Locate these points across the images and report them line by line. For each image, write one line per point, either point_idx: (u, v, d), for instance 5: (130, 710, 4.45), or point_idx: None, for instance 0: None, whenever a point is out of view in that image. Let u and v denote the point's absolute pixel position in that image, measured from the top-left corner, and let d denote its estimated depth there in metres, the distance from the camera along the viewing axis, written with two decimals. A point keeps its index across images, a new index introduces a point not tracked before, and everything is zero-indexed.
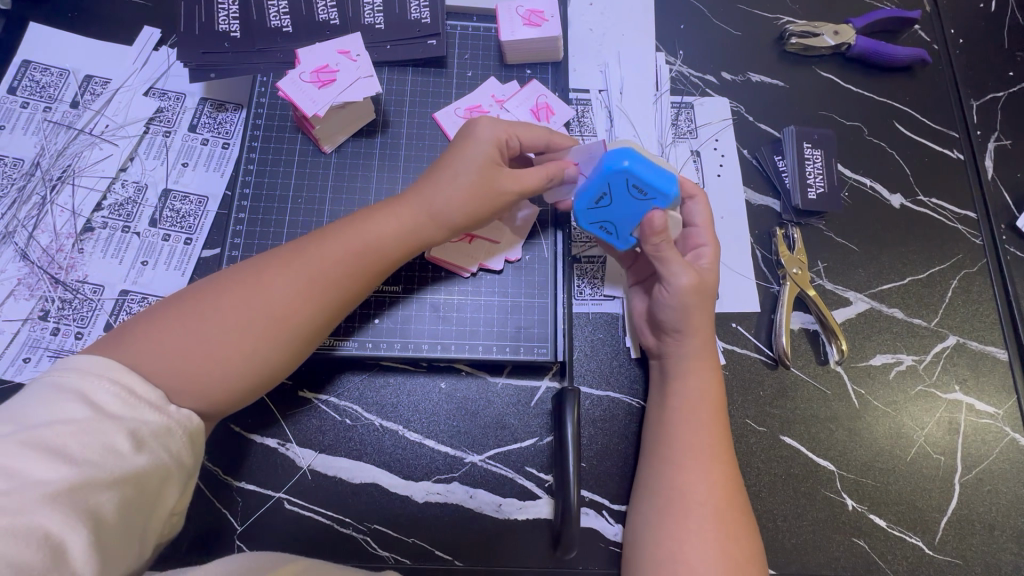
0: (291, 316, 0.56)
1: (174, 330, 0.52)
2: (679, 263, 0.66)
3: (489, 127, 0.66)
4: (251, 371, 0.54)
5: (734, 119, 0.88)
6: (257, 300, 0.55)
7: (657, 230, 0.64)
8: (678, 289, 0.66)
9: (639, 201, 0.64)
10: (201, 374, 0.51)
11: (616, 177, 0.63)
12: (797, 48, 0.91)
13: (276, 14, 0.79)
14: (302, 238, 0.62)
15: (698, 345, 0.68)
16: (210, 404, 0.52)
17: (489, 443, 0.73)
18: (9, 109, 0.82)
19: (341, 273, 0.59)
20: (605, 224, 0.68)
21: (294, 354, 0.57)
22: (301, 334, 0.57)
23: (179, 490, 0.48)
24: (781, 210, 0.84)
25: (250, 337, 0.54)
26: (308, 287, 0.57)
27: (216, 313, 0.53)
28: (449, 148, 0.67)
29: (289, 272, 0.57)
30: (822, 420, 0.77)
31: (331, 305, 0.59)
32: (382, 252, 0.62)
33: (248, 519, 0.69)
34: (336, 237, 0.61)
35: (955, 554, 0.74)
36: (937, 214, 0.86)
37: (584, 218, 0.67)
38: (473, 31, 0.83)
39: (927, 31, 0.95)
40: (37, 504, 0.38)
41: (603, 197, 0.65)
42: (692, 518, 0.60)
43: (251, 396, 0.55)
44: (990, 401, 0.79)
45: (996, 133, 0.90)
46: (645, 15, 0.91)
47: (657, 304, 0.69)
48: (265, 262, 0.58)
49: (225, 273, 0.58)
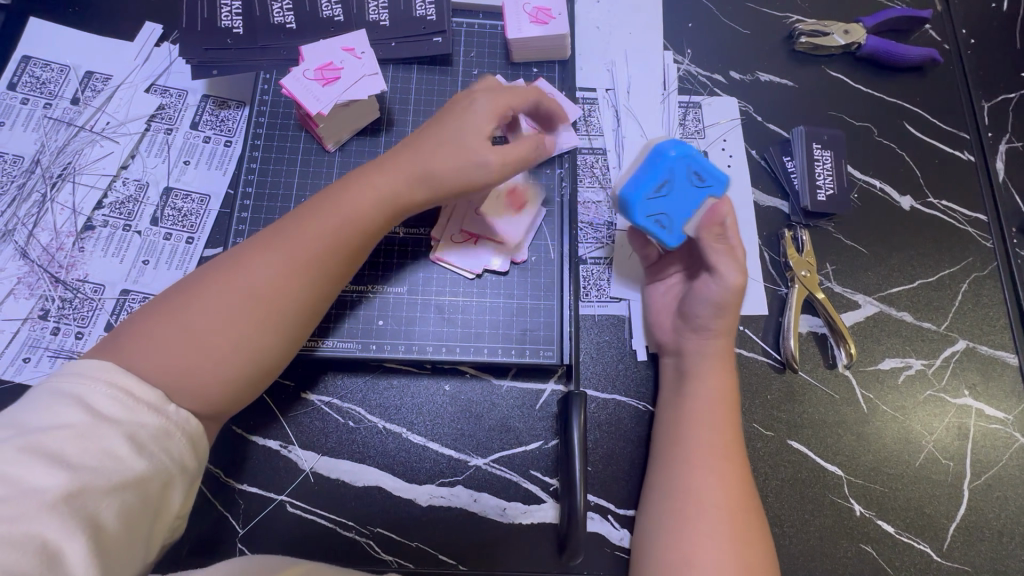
0: (280, 297, 0.55)
1: (164, 328, 0.51)
2: (729, 258, 0.67)
3: (483, 100, 0.65)
4: (247, 359, 0.53)
5: (742, 119, 0.87)
6: (240, 283, 0.54)
7: (716, 221, 0.66)
8: (727, 286, 0.67)
9: (697, 191, 0.65)
10: (196, 370, 0.50)
11: (677, 165, 0.64)
12: (806, 47, 0.90)
13: (279, 10, 0.77)
14: (284, 219, 0.61)
15: (720, 346, 0.68)
16: (212, 399, 0.51)
17: (494, 446, 0.72)
18: (9, 105, 0.81)
19: (328, 251, 0.59)
20: (660, 216, 0.65)
21: (287, 339, 0.56)
22: (292, 319, 0.56)
23: (182, 494, 0.47)
24: (790, 212, 0.83)
25: (238, 324, 0.53)
26: (293, 269, 0.56)
27: (204, 305, 0.52)
28: (433, 122, 0.66)
29: (275, 255, 0.56)
30: (830, 424, 0.76)
31: (318, 280, 0.58)
32: (365, 230, 0.61)
33: (250, 523, 0.68)
34: (315, 218, 0.60)
35: (964, 561, 0.73)
36: (947, 217, 0.85)
37: (641, 210, 0.65)
38: (479, 28, 0.82)
39: (938, 30, 0.94)
40: (36, 512, 0.38)
41: (663, 185, 0.65)
42: (707, 522, 0.59)
43: (251, 389, 0.55)
44: (1000, 406, 0.78)
45: (1007, 134, 0.89)
46: (653, 14, 0.90)
47: (693, 299, 0.70)
48: (246, 249, 0.57)
49: (208, 264, 0.57)
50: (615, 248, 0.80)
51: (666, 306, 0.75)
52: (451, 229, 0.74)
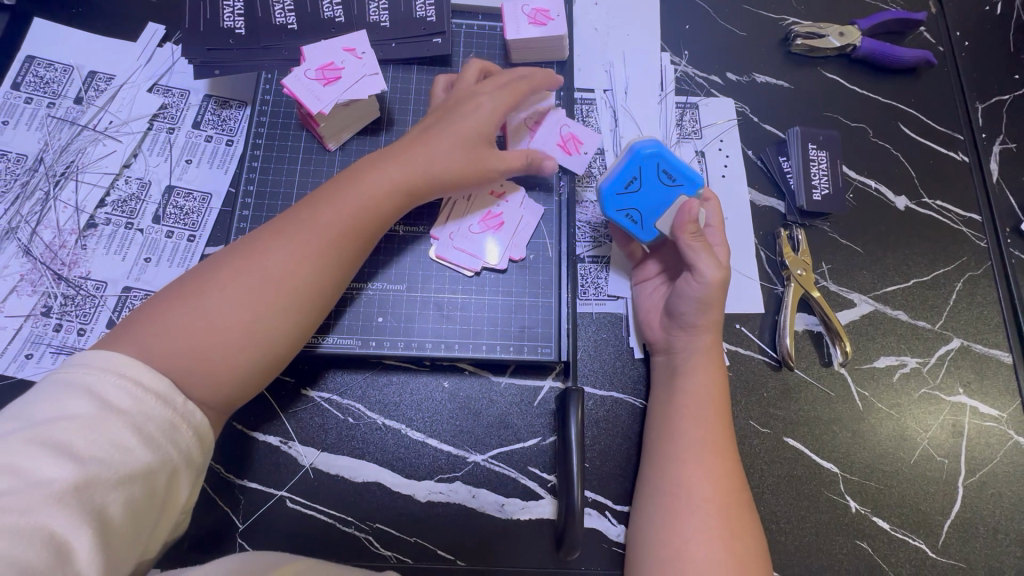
0: (293, 281, 0.56)
1: (178, 312, 0.52)
2: (707, 255, 0.67)
3: (488, 99, 0.69)
4: (259, 343, 0.54)
5: (739, 120, 0.88)
6: (255, 267, 0.55)
7: (690, 218, 0.68)
8: (706, 281, 0.67)
9: (666, 189, 0.71)
10: (206, 350, 0.51)
11: (647, 162, 0.71)
12: (802, 49, 0.91)
13: (280, 11, 0.78)
14: (297, 206, 0.62)
15: (709, 341, 0.69)
16: (223, 384, 0.51)
17: (493, 442, 0.73)
18: (13, 104, 0.81)
19: (341, 236, 0.60)
20: (631, 211, 0.71)
21: (298, 322, 0.57)
22: (303, 301, 0.57)
23: (188, 487, 0.47)
24: (786, 212, 0.84)
25: (251, 307, 0.54)
26: (305, 252, 0.58)
27: (217, 288, 0.54)
28: (441, 116, 0.69)
29: (289, 240, 0.58)
30: (825, 421, 0.77)
31: (331, 265, 0.59)
32: (376, 216, 0.63)
33: (250, 518, 0.69)
34: (327, 204, 0.61)
35: (958, 557, 0.73)
36: (941, 217, 0.86)
37: (612, 204, 0.71)
38: (478, 29, 0.83)
39: (932, 33, 0.95)
40: (42, 503, 0.38)
41: (633, 181, 0.71)
42: (697, 518, 0.60)
43: (263, 373, 0.55)
44: (994, 404, 0.79)
45: (1001, 135, 0.90)
46: (650, 16, 0.91)
47: (677, 297, 0.70)
48: (259, 236, 0.59)
49: (222, 251, 0.58)
50: (611, 247, 0.81)
51: (655, 305, 0.75)
52: (450, 228, 0.75)
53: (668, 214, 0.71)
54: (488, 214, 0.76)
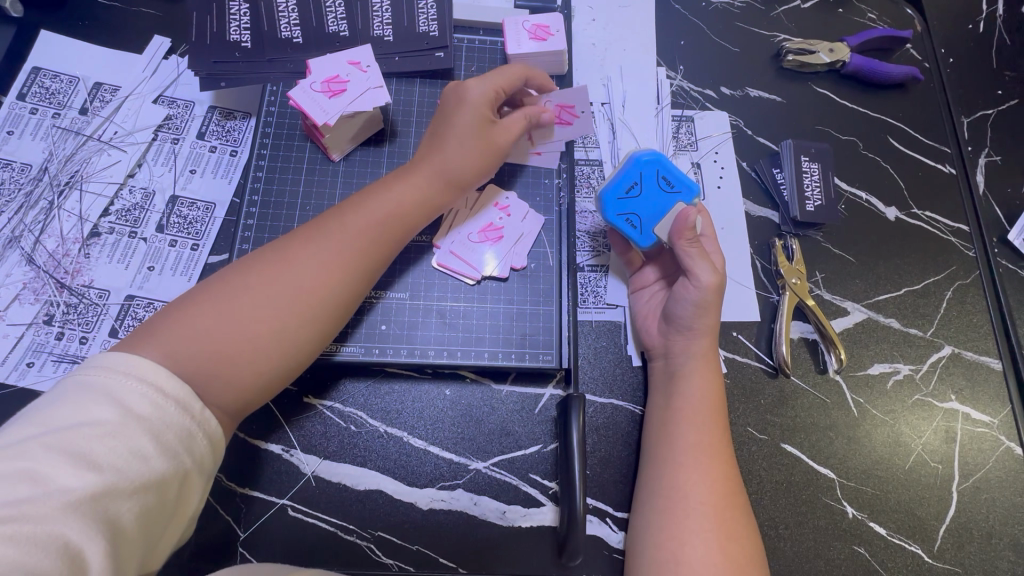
0: (320, 292, 0.57)
1: (206, 314, 0.52)
2: (704, 260, 0.70)
3: (477, 84, 0.71)
4: (281, 351, 0.55)
5: (733, 132, 0.90)
6: (283, 276, 0.56)
7: (688, 224, 0.70)
8: (702, 286, 0.69)
9: (667, 195, 0.73)
10: (234, 356, 0.52)
11: (648, 169, 0.73)
12: (793, 64, 0.93)
13: (286, 25, 0.80)
14: (325, 216, 0.63)
15: (706, 346, 0.71)
16: (241, 390, 0.52)
17: (495, 450, 0.74)
18: (19, 114, 0.82)
19: (368, 243, 0.62)
20: (630, 216, 0.74)
21: (320, 332, 0.58)
22: (328, 312, 0.58)
23: (199, 494, 0.47)
24: (780, 222, 0.86)
25: (277, 316, 0.55)
26: (333, 262, 0.59)
27: (246, 292, 0.54)
28: (443, 111, 0.72)
29: (316, 250, 0.59)
30: (821, 428, 0.78)
31: (355, 276, 0.60)
32: (406, 216, 0.65)
33: (251, 527, 0.69)
34: (356, 211, 0.63)
35: (954, 562, 0.74)
36: (931, 227, 0.88)
37: (613, 208, 0.74)
38: (480, 44, 0.85)
39: (918, 50, 0.98)
40: (60, 512, 0.38)
41: (634, 186, 0.73)
42: (695, 520, 0.61)
43: (280, 381, 0.56)
44: (986, 410, 0.81)
45: (986, 149, 0.93)
46: (646, 31, 0.94)
47: (673, 300, 0.72)
48: (286, 243, 0.59)
49: (248, 255, 0.59)
50: (610, 256, 0.82)
51: (653, 311, 0.77)
52: (450, 238, 0.76)
53: (667, 222, 0.72)
54: (489, 227, 0.77)
